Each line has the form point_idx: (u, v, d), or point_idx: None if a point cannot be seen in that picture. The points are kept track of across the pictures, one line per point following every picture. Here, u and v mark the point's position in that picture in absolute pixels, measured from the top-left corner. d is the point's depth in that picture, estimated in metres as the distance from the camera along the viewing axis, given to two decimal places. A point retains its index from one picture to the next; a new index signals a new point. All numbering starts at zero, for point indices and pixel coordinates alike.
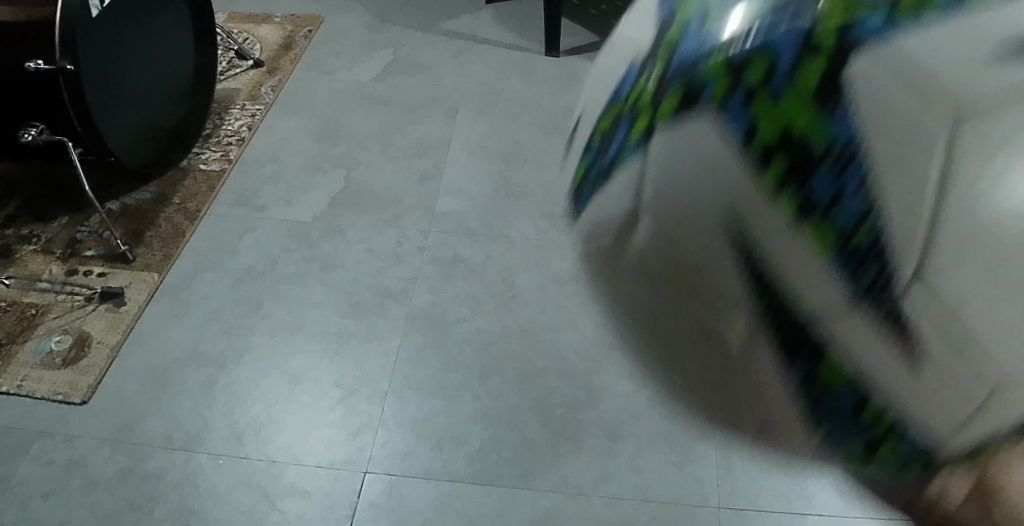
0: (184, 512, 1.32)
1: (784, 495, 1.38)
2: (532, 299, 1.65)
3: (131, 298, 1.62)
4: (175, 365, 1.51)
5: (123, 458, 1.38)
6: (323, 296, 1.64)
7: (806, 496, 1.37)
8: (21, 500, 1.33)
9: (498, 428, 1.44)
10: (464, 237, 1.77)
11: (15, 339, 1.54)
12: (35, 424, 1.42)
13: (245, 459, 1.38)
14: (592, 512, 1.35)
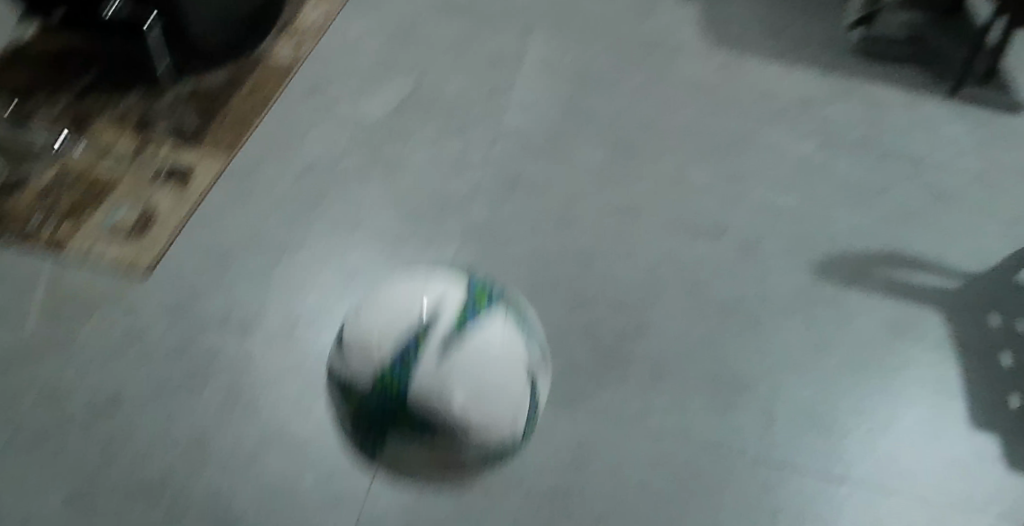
0: (236, 392, 1.37)
1: (821, 456, 1.42)
2: (589, 228, 1.63)
3: (195, 181, 1.64)
4: (233, 248, 1.53)
5: (180, 333, 1.43)
6: (383, 197, 1.63)
7: (843, 462, 1.42)
8: (82, 364, 1.42)
9: (544, 350, 1.45)
10: (529, 155, 1.74)
11: (85, 210, 1.62)
12: (99, 291, 1.51)
13: (297, 349, 1.41)
14: (629, 445, 1.39)
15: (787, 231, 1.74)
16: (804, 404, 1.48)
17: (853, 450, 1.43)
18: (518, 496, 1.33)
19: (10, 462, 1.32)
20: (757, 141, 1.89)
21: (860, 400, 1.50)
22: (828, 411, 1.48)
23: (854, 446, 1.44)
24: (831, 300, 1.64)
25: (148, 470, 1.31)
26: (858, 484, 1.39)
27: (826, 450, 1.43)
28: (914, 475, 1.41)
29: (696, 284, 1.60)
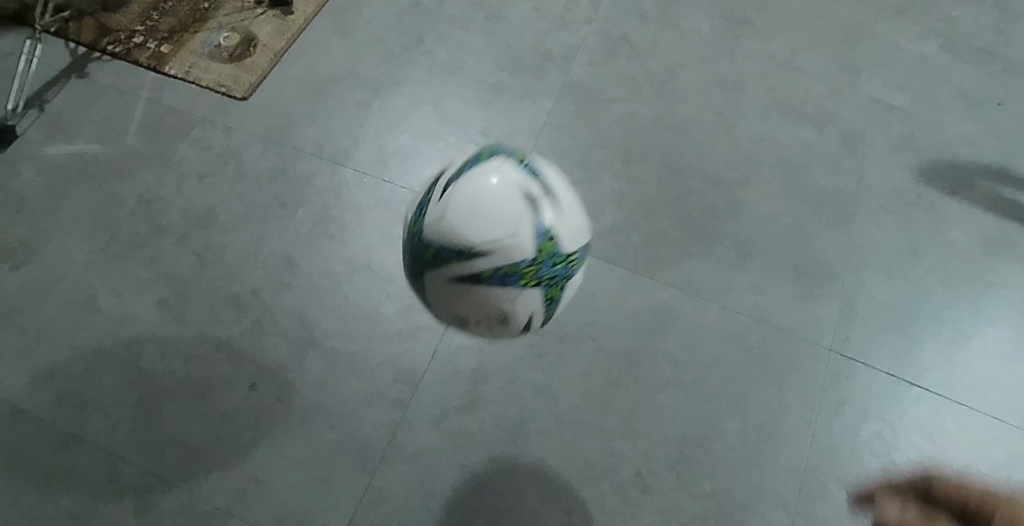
0: (326, 219, 1.40)
1: (894, 357, 1.39)
2: (691, 98, 1.59)
3: (298, 9, 1.63)
4: (330, 80, 1.54)
5: (276, 157, 1.46)
6: (483, 44, 1.60)
7: (915, 367, 1.39)
8: (180, 176, 1.47)
9: (632, 214, 1.44)
10: (636, 16, 1.68)
11: (188, 29, 1.64)
12: (198, 110, 1.54)
13: (387, 183, 1.44)
14: (707, 316, 1.38)
15: (894, 128, 1.65)
16: (885, 306, 1.44)
17: (929, 360, 1.40)
18: (586, 351, 1.32)
19: (112, 263, 1.40)
20: (876, 29, 1.78)
21: (943, 308, 1.45)
22: (909, 317, 1.44)
23: (931, 356, 1.40)
24: (930, 204, 1.56)
25: (237, 287, 1.35)
26: (928, 391, 1.36)
27: (900, 353, 1.40)
28: (984, 391, 1.37)
29: (792, 168, 1.55)
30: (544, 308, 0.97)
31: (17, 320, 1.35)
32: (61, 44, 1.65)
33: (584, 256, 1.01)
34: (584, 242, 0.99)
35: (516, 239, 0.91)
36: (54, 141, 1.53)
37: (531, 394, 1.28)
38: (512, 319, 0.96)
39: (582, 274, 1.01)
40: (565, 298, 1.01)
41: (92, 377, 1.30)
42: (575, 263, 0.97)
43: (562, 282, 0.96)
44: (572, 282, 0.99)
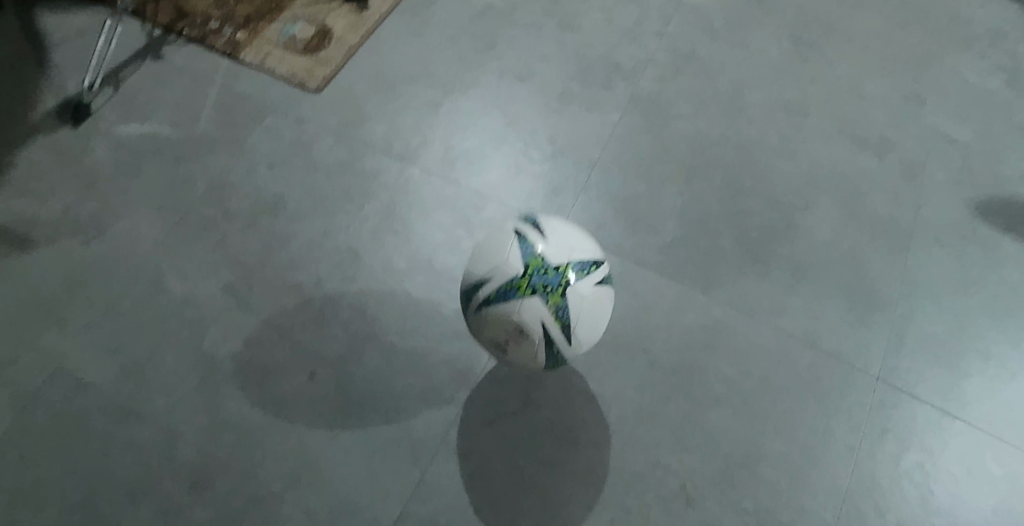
0: (393, 212, 1.47)
1: (939, 388, 1.38)
2: (756, 118, 1.64)
3: (374, 7, 1.74)
4: (407, 78, 1.64)
5: (345, 152, 1.54)
6: (554, 53, 1.70)
7: (961, 400, 1.37)
8: (248, 165, 1.52)
9: (693, 229, 1.48)
10: (704, 35, 1.75)
11: (263, 19, 1.71)
12: (271, 100, 1.60)
13: (453, 184, 1.51)
14: (760, 337, 1.39)
15: (954, 160, 1.64)
16: (932, 338, 1.43)
17: (973, 393, 1.38)
18: (639, 363, 1.34)
19: (179, 246, 1.44)
20: (945, 59, 1.78)
21: (991, 344, 1.43)
22: (955, 349, 1.42)
23: (976, 390, 1.38)
24: (984, 241, 1.54)
25: (300, 277, 1.40)
26: (971, 425, 1.34)
27: (945, 385, 1.38)
28: None
29: (851, 196, 1.56)
30: (555, 317, 1.13)
31: (85, 296, 1.38)
32: (137, 26, 1.71)
33: (591, 274, 1.16)
34: (581, 259, 1.16)
35: (506, 262, 1.14)
36: (127, 121, 1.58)
37: (583, 402, 1.30)
38: (528, 328, 1.13)
39: (592, 290, 1.16)
40: (584, 310, 1.15)
41: (154, 356, 1.33)
42: (572, 274, 1.14)
43: (563, 290, 1.13)
44: (578, 293, 1.14)
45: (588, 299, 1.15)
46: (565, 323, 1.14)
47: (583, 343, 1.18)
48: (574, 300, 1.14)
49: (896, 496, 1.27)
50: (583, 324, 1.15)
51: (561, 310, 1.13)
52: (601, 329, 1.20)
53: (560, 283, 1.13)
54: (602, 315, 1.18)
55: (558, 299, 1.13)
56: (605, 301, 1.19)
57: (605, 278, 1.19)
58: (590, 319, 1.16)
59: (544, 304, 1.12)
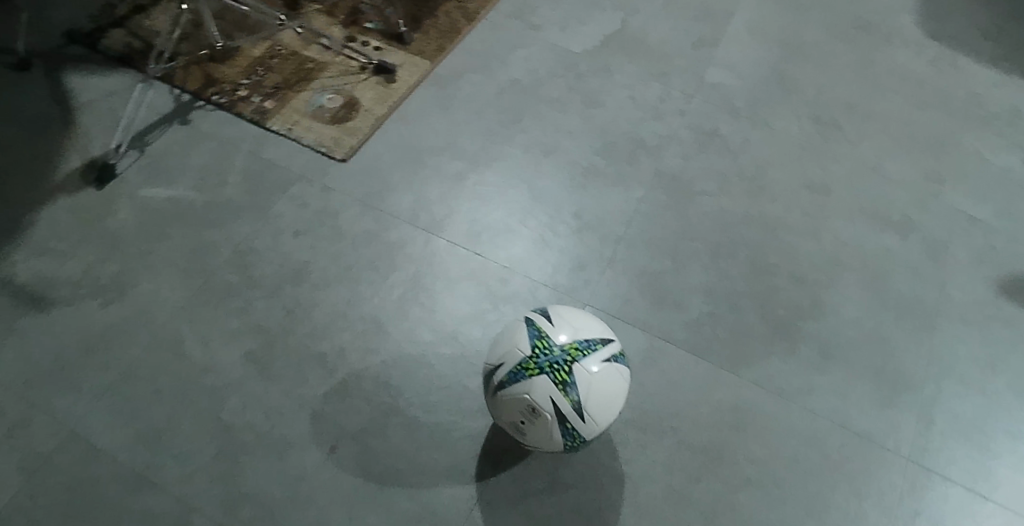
0: (418, 284, 1.47)
1: (968, 468, 1.33)
2: (779, 196, 1.65)
3: (401, 79, 1.78)
4: (433, 150, 1.67)
5: (371, 222, 1.55)
6: (580, 128, 1.73)
7: (991, 480, 1.32)
8: (273, 232, 1.52)
9: (719, 306, 1.49)
10: (726, 113, 1.79)
11: (292, 88, 1.74)
12: (297, 168, 1.62)
13: (479, 257, 1.52)
14: (789, 417, 1.37)
15: (977, 238, 1.63)
16: (961, 417, 1.39)
17: (1003, 473, 1.33)
18: (668, 442, 1.33)
19: (201, 310, 1.42)
20: (963, 139, 1.79)
21: (1022, 423, 1.39)
22: (984, 429, 1.38)
23: (1007, 471, 1.33)
24: (1010, 318, 1.51)
25: (324, 347, 1.39)
26: (1004, 507, 1.30)
27: (974, 465, 1.34)
28: None
29: (876, 274, 1.56)
30: (564, 395, 1.12)
31: (103, 359, 1.36)
32: (166, 90, 1.73)
33: (598, 350, 1.15)
34: (588, 337, 1.16)
35: (515, 345, 1.16)
36: (151, 184, 1.58)
37: (610, 482, 1.28)
38: (539, 407, 1.12)
39: (601, 367, 1.14)
40: (594, 387, 1.13)
41: (172, 424, 1.30)
42: (578, 351, 1.14)
43: (569, 368, 1.12)
44: (585, 370, 1.13)
45: (598, 377, 1.14)
46: (575, 401, 1.12)
47: (600, 422, 1.15)
48: (582, 377, 1.12)
49: None
50: (595, 403, 1.13)
51: (569, 388, 1.12)
52: (618, 406, 1.17)
53: (565, 360, 1.13)
54: (615, 392, 1.16)
55: (565, 377, 1.12)
56: (619, 378, 1.17)
57: (617, 356, 1.18)
58: (603, 399, 1.14)
59: (551, 383, 1.12)
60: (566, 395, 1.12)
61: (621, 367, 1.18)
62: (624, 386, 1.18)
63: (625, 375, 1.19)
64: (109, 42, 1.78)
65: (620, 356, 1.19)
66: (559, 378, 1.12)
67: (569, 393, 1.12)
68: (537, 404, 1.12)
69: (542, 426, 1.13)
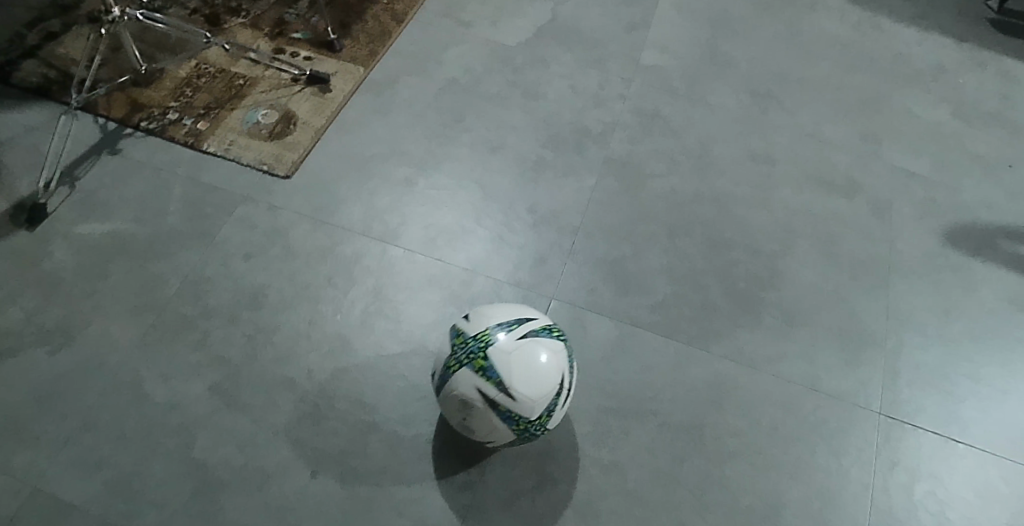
0: (381, 295, 1.44)
1: (938, 415, 1.38)
2: (726, 171, 1.68)
3: (337, 88, 1.73)
4: (379, 158, 1.64)
5: (324, 237, 1.51)
6: (524, 122, 1.72)
7: (960, 424, 1.37)
8: (223, 257, 1.47)
9: (683, 285, 1.50)
10: (666, 94, 1.80)
11: (224, 106, 1.68)
12: (240, 189, 1.56)
13: (439, 261, 1.50)
14: (762, 385, 1.39)
15: (918, 193, 1.68)
16: (925, 366, 1.44)
17: (970, 416, 1.38)
18: (650, 426, 1.33)
19: (157, 347, 1.36)
20: (893, 99, 1.85)
21: (980, 366, 1.44)
22: (948, 375, 1.43)
23: (972, 412, 1.39)
24: (958, 266, 1.57)
25: (292, 371, 1.35)
26: (974, 447, 1.35)
27: (941, 410, 1.39)
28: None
29: (828, 238, 1.59)
30: (486, 380, 1.11)
31: (59, 409, 1.29)
32: (91, 120, 1.64)
33: (513, 330, 1.13)
34: (502, 321, 1.15)
35: (442, 350, 1.17)
36: (87, 220, 1.50)
37: (598, 472, 1.28)
38: (469, 399, 1.12)
39: (517, 344, 1.12)
40: (514, 365, 1.11)
41: (142, 469, 1.25)
42: (490, 335, 1.13)
43: (484, 353, 1.11)
44: (502, 351, 1.11)
45: (517, 355, 1.11)
46: (499, 383, 1.10)
47: (535, 397, 1.11)
48: (499, 358, 1.11)
49: None
50: (523, 383, 1.10)
51: (489, 372, 1.11)
52: (553, 377, 1.12)
53: (479, 345, 1.12)
54: (544, 364, 1.12)
55: (481, 363, 1.11)
56: (545, 351, 1.13)
57: (539, 330, 1.15)
58: (532, 377, 1.11)
59: (470, 371, 1.11)
60: (490, 379, 1.11)
61: (549, 340, 1.15)
62: (558, 358, 1.14)
63: (558, 347, 1.15)
64: (22, 75, 1.68)
65: (546, 330, 1.16)
66: (477, 365, 1.11)
67: (491, 377, 1.11)
68: (464, 393, 1.12)
69: (481, 416, 1.12)
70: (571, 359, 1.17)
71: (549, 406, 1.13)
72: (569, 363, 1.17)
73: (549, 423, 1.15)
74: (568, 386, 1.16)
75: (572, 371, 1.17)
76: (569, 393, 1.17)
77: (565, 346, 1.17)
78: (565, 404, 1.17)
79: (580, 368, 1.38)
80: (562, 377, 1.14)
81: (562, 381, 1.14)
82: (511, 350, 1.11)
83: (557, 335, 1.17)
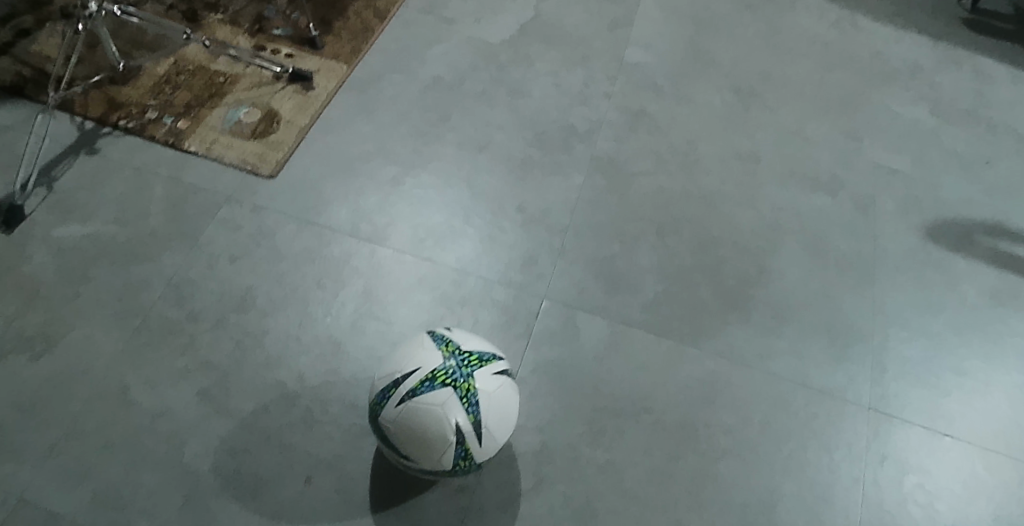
0: (372, 297, 1.43)
1: (924, 409, 1.40)
2: (712, 169, 1.69)
3: (320, 85, 1.71)
4: (364, 157, 1.62)
5: (311, 239, 1.49)
6: (510, 121, 1.71)
7: (946, 417, 1.40)
8: (208, 260, 1.44)
9: (672, 283, 1.51)
10: (652, 92, 1.80)
11: (204, 104, 1.65)
12: (223, 189, 1.54)
13: (428, 261, 1.49)
14: (754, 382, 1.40)
15: (899, 190, 1.71)
16: (909, 360, 1.46)
17: (955, 409, 1.41)
18: (644, 425, 1.34)
19: (142, 352, 1.33)
20: (873, 96, 1.87)
21: (964, 360, 1.47)
22: (933, 369, 1.45)
23: (957, 406, 1.41)
24: (939, 262, 1.60)
25: (282, 375, 1.33)
26: (959, 439, 1.38)
27: (928, 405, 1.41)
28: (1009, 434, 1.39)
29: (813, 236, 1.61)
30: (391, 448, 1.12)
31: (41, 418, 1.26)
32: (68, 119, 1.60)
33: (391, 395, 1.10)
34: (386, 384, 1.11)
35: None
36: (65, 222, 1.46)
37: (595, 472, 1.29)
38: (395, 460, 1.16)
39: (397, 413, 1.09)
40: (401, 434, 1.09)
41: (130, 478, 1.22)
42: (378, 405, 1.11)
43: (377, 424, 1.11)
44: (388, 422, 1.10)
45: (398, 425, 1.09)
46: (399, 449, 1.11)
47: (436, 457, 1.09)
48: (387, 428, 1.10)
49: (906, 521, 1.29)
50: (415, 450, 1.09)
51: (387, 440, 1.11)
52: (444, 435, 1.07)
53: (374, 415, 1.12)
54: (426, 427, 1.07)
55: (380, 433, 1.12)
56: (426, 409, 1.07)
57: (416, 388, 1.08)
58: (417, 444, 1.08)
59: (378, 438, 1.13)
60: (391, 446, 1.12)
61: (430, 393, 1.07)
62: (444, 412, 1.07)
63: (442, 397, 1.07)
64: None
65: (426, 384, 1.08)
66: (379, 431, 1.12)
67: (391, 444, 1.11)
68: (384, 448, 1.15)
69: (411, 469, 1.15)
70: (469, 399, 1.08)
71: (459, 454, 1.09)
72: (467, 405, 1.08)
73: (476, 461, 1.11)
74: (475, 428, 1.08)
75: (475, 411, 1.08)
76: (483, 429, 1.09)
77: (457, 388, 1.08)
78: (487, 437, 1.10)
79: (573, 368, 1.38)
80: (456, 427, 1.07)
81: (459, 429, 1.08)
82: (391, 423, 1.09)
83: (442, 382, 1.08)
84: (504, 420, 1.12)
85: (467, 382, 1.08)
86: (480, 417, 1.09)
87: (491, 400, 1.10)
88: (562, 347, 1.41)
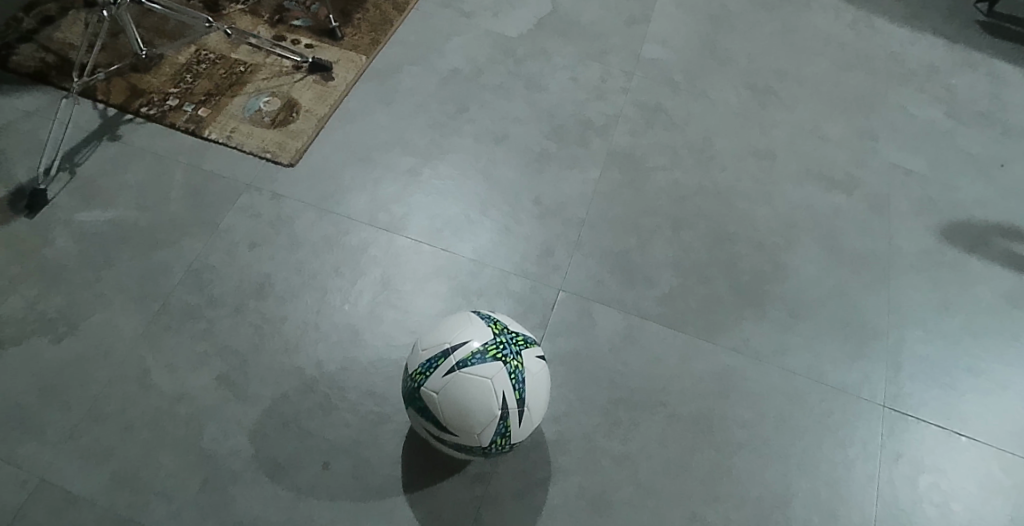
0: (389, 285, 1.44)
1: (940, 409, 1.41)
2: (728, 165, 1.69)
3: (339, 76, 1.72)
4: (383, 147, 1.63)
5: (329, 227, 1.50)
6: (527, 114, 1.72)
7: (962, 418, 1.40)
8: (228, 246, 1.46)
9: (687, 277, 1.52)
10: (668, 88, 1.81)
11: (225, 93, 1.66)
12: (242, 176, 1.55)
13: (445, 251, 1.50)
14: (768, 377, 1.41)
15: (915, 190, 1.71)
16: (924, 360, 1.47)
17: (971, 409, 1.41)
18: (660, 417, 1.35)
19: (162, 336, 1.34)
20: (889, 96, 1.88)
21: (980, 361, 1.47)
22: (949, 370, 1.46)
23: (974, 407, 1.42)
24: (955, 263, 1.60)
25: (301, 361, 1.34)
26: (975, 440, 1.38)
27: (944, 405, 1.41)
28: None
29: (829, 233, 1.62)
30: (426, 420, 1.12)
31: (63, 400, 1.27)
32: (90, 106, 1.61)
33: (439, 365, 1.10)
34: (433, 355, 1.11)
35: None
36: (88, 207, 1.47)
37: (610, 462, 1.30)
38: (424, 433, 1.15)
39: (444, 383, 1.09)
40: (444, 405, 1.09)
41: (150, 460, 1.24)
42: (421, 374, 1.11)
43: (417, 394, 1.11)
44: (432, 392, 1.09)
45: (445, 395, 1.08)
46: (438, 421, 1.10)
47: (476, 431, 1.09)
48: (429, 399, 1.10)
49: (920, 520, 1.30)
50: (458, 423, 1.09)
51: (427, 412, 1.11)
52: (490, 409, 1.08)
53: (416, 386, 1.11)
54: (473, 399, 1.08)
55: (419, 404, 1.11)
56: (476, 381, 1.08)
57: (467, 359, 1.09)
58: (462, 417, 1.08)
59: (415, 410, 1.13)
60: (429, 419, 1.11)
61: (480, 366, 1.08)
62: (494, 385, 1.08)
63: (493, 370, 1.08)
64: (19, 59, 1.64)
65: (477, 356, 1.09)
66: (416, 405, 1.12)
67: (430, 416, 1.11)
68: (416, 425, 1.15)
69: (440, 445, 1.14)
70: (517, 375, 1.10)
71: (498, 430, 1.10)
72: (515, 381, 1.09)
73: (511, 441, 1.12)
74: (519, 405, 1.10)
75: (521, 388, 1.10)
76: (525, 408, 1.11)
77: (507, 363, 1.09)
78: (527, 417, 1.12)
79: (589, 359, 1.39)
80: (502, 402, 1.08)
81: (504, 405, 1.09)
82: (436, 393, 1.09)
83: (493, 356, 1.09)
84: (542, 402, 1.14)
85: (515, 359, 1.10)
86: (525, 394, 1.10)
87: (535, 380, 1.12)
88: (578, 338, 1.41)
